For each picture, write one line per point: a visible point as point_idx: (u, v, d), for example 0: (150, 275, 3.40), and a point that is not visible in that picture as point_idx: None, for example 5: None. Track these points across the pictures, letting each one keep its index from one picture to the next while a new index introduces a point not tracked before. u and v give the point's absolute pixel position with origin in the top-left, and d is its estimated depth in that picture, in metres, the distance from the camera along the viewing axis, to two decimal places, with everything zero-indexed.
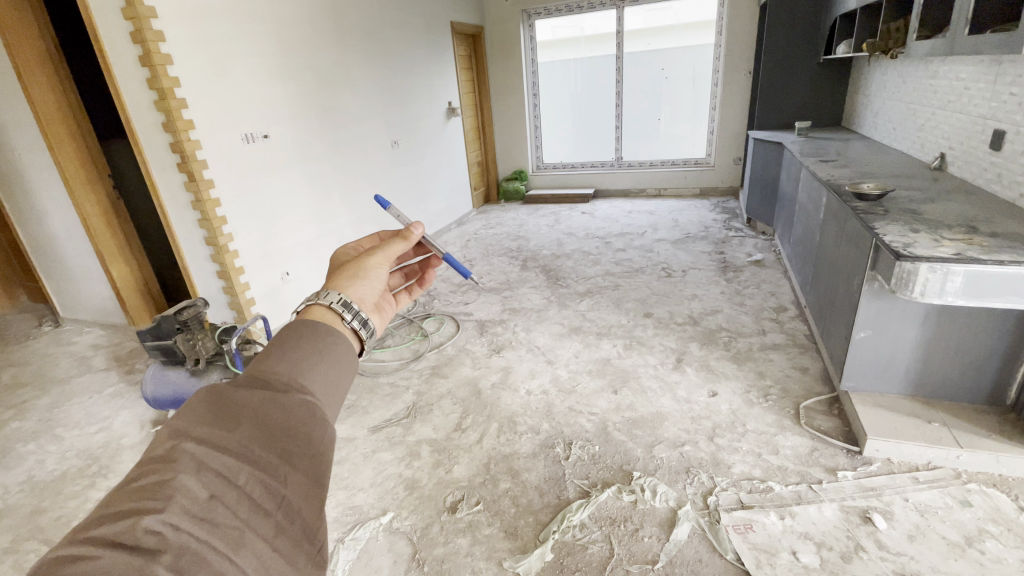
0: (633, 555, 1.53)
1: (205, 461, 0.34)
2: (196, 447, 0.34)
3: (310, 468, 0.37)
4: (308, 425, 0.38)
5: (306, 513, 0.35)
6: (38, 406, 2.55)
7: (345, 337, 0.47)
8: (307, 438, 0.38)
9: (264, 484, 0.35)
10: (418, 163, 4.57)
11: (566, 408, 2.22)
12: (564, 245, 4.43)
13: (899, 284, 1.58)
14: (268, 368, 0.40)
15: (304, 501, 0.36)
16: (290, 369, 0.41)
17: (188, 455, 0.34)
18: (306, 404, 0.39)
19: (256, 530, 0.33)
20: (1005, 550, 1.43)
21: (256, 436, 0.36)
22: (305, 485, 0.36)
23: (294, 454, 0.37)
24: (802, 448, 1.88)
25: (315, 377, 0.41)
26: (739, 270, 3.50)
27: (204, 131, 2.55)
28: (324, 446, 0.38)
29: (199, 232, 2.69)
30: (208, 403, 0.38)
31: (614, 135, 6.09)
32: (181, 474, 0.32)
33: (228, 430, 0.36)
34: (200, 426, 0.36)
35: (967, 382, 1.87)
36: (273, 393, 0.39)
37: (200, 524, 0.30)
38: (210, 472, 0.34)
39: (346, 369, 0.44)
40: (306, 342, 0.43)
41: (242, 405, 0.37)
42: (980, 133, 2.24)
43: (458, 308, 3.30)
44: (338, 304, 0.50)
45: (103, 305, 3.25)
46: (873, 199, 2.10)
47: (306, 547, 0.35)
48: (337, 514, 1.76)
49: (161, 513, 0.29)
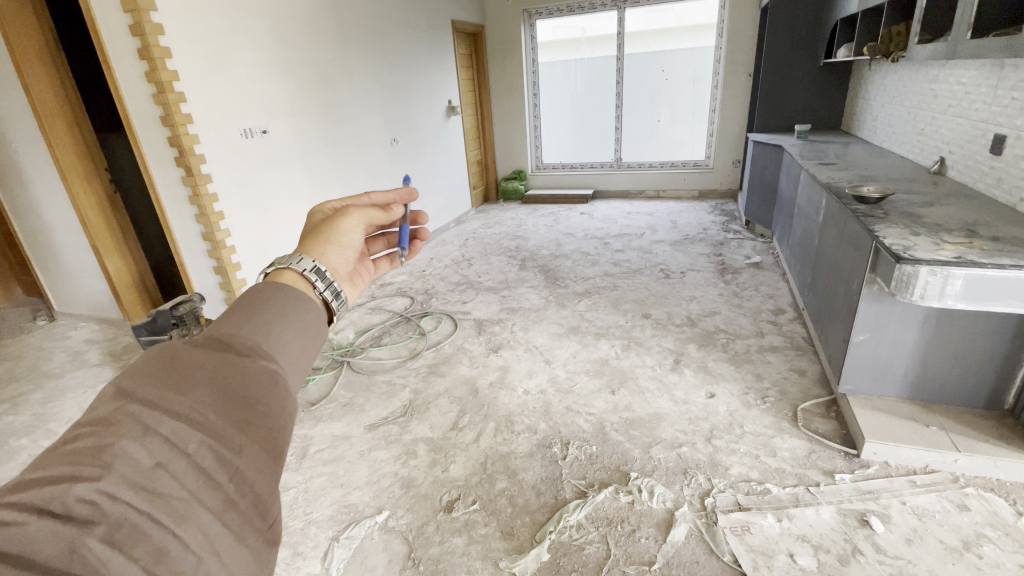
0: (630, 555, 1.53)
1: (152, 426, 0.33)
2: (143, 411, 0.33)
3: (266, 440, 0.37)
4: (269, 394, 0.38)
5: (259, 486, 0.35)
6: (31, 401, 2.52)
7: (315, 306, 0.48)
8: (266, 409, 0.37)
9: (216, 452, 0.34)
10: (417, 161, 4.55)
11: (564, 408, 2.21)
12: (562, 245, 4.41)
13: (900, 286, 1.57)
14: (229, 332, 0.41)
15: (258, 474, 0.35)
16: (254, 336, 0.41)
17: (132, 419, 0.33)
18: (269, 372, 0.39)
19: (203, 502, 0.31)
20: (1003, 555, 1.43)
21: (211, 403, 0.36)
22: (260, 457, 0.36)
23: (250, 424, 0.36)
24: (800, 450, 1.88)
25: (278, 344, 0.42)
26: (738, 272, 3.50)
27: (203, 125, 2.54)
28: (282, 417, 0.38)
29: (195, 227, 2.67)
30: (159, 364, 0.37)
31: (613, 136, 6.08)
32: (124, 440, 0.31)
33: (181, 394, 0.35)
34: (150, 388, 0.35)
35: (965, 385, 1.87)
36: (235, 357, 0.39)
37: (141, 493, 0.29)
38: (156, 438, 0.32)
39: (309, 340, 0.45)
40: (272, 307, 0.44)
41: (199, 368, 0.37)
42: (980, 137, 2.25)
43: (457, 307, 3.29)
44: (311, 272, 0.51)
45: (97, 300, 3.23)
46: (873, 202, 2.10)
47: (257, 523, 0.34)
48: (332, 513, 1.75)
49: (96, 481, 0.28)
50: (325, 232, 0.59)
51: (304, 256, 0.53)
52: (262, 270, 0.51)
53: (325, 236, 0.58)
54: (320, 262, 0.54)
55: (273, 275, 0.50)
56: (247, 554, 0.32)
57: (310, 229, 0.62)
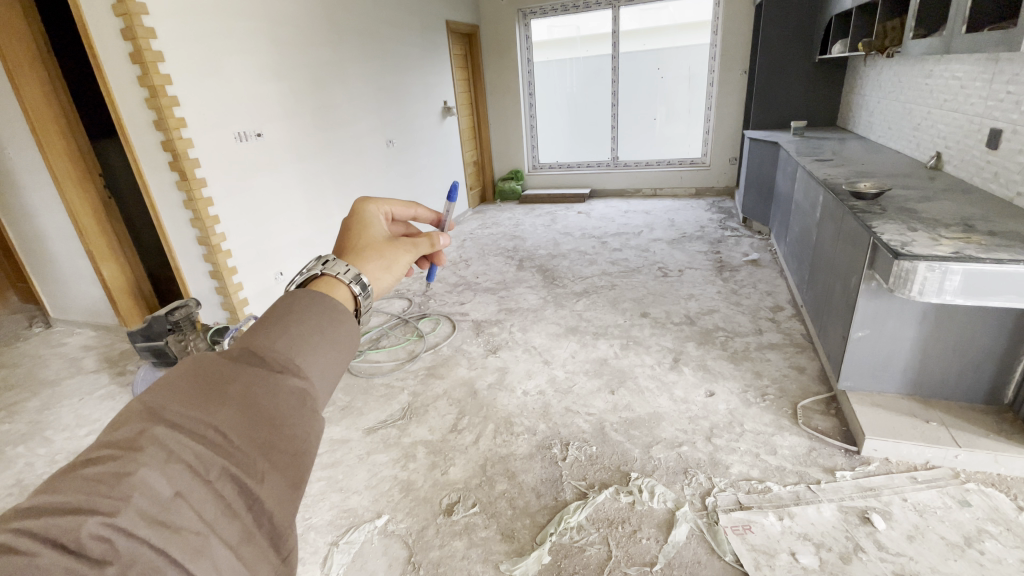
0: (631, 556, 1.52)
1: (174, 452, 0.33)
2: (166, 434, 0.34)
3: (287, 468, 0.37)
4: (294, 415, 0.38)
5: (276, 516, 0.35)
6: (27, 408, 2.50)
7: (350, 317, 0.47)
8: (290, 432, 0.37)
9: (236, 481, 0.34)
10: (413, 163, 4.54)
11: (563, 408, 2.20)
12: (560, 244, 4.40)
13: (897, 282, 1.57)
14: (264, 343, 0.40)
15: (276, 504, 0.35)
16: (288, 350, 0.41)
17: (157, 443, 0.33)
18: (297, 391, 0.39)
19: (219, 535, 0.32)
20: (1005, 550, 1.43)
21: (236, 425, 0.36)
22: (280, 485, 0.36)
23: (272, 450, 0.36)
24: (800, 448, 1.87)
25: (310, 359, 0.41)
26: (736, 269, 3.49)
27: (197, 129, 2.52)
28: (305, 443, 0.38)
29: (190, 232, 2.65)
30: (191, 381, 0.38)
31: (610, 134, 6.08)
32: (146, 467, 0.31)
33: (208, 413, 0.36)
34: (178, 408, 0.36)
35: (965, 380, 1.86)
36: (267, 372, 0.39)
37: (158, 527, 0.29)
38: (177, 465, 0.33)
39: (343, 354, 0.44)
40: (308, 318, 0.44)
41: (231, 384, 0.38)
42: (977, 131, 2.24)
43: (454, 309, 3.27)
44: (361, 293, 0.51)
45: (93, 306, 3.21)
46: (870, 198, 2.09)
47: (271, 554, 0.34)
48: (330, 518, 1.74)
49: (111, 515, 0.28)
50: (380, 255, 0.59)
51: (359, 276, 0.53)
52: (316, 268, 0.51)
53: (380, 261, 0.58)
54: (369, 280, 0.54)
55: (327, 284, 0.50)
56: None
57: (363, 243, 0.61)
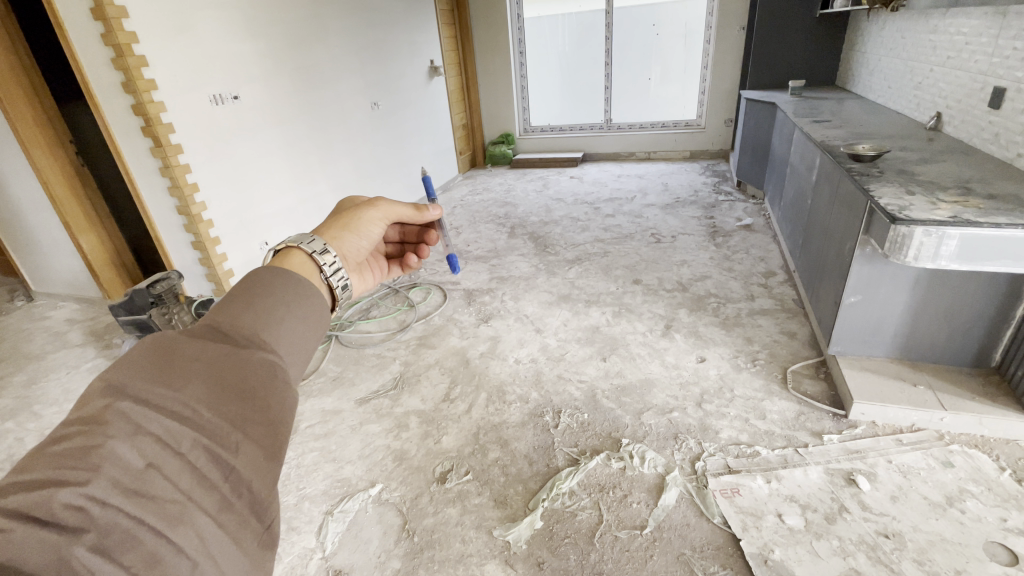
0: (622, 520, 1.55)
1: (143, 423, 0.30)
2: (132, 407, 0.31)
3: (264, 438, 0.34)
4: (269, 384, 0.36)
5: (256, 485, 0.33)
6: (14, 383, 2.47)
7: (317, 289, 0.45)
8: (266, 400, 0.35)
9: (211, 453, 0.32)
10: (399, 126, 4.39)
11: (555, 376, 2.20)
12: (552, 210, 4.33)
13: (893, 248, 1.56)
14: (228, 316, 0.38)
15: (255, 474, 0.33)
16: (253, 323, 0.38)
17: (121, 414, 0.30)
18: (268, 362, 0.37)
19: (199, 504, 0.29)
20: (985, 509, 1.46)
21: (208, 395, 0.33)
22: (259, 456, 0.33)
23: (247, 421, 0.34)
24: (789, 412, 1.89)
25: (279, 331, 0.39)
26: (729, 234, 3.46)
27: (168, 92, 2.40)
28: (283, 412, 0.36)
29: (169, 201, 2.57)
30: (152, 353, 0.34)
31: (603, 96, 5.91)
32: (113, 439, 0.28)
33: (174, 386, 0.33)
34: (140, 382, 0.32)
35: (953, 344, 1.87)
36: (233, 347, 0.37)
37: (132, 498, 0.27)
38: (147, 436, 0.30)
39: (314, 328, 0.42)
40: (273, 290, 0.41)
41: (197, 356, 0.35)
42: (979, 90, 2.18)
43: (445, 277, 3.23)
44: (321, 255, 0.51)
45: (75, 278, 3.14)
46: (868, 160, 2.04)
47: (253, 524, 0.32)
48: (325, 487, 1.76)
49: (82, 486, 0.25)
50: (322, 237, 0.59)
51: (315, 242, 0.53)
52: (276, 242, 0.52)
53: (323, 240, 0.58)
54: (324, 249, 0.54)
55: (285, 253, 0.50)
56: (243, 558, 0.30)
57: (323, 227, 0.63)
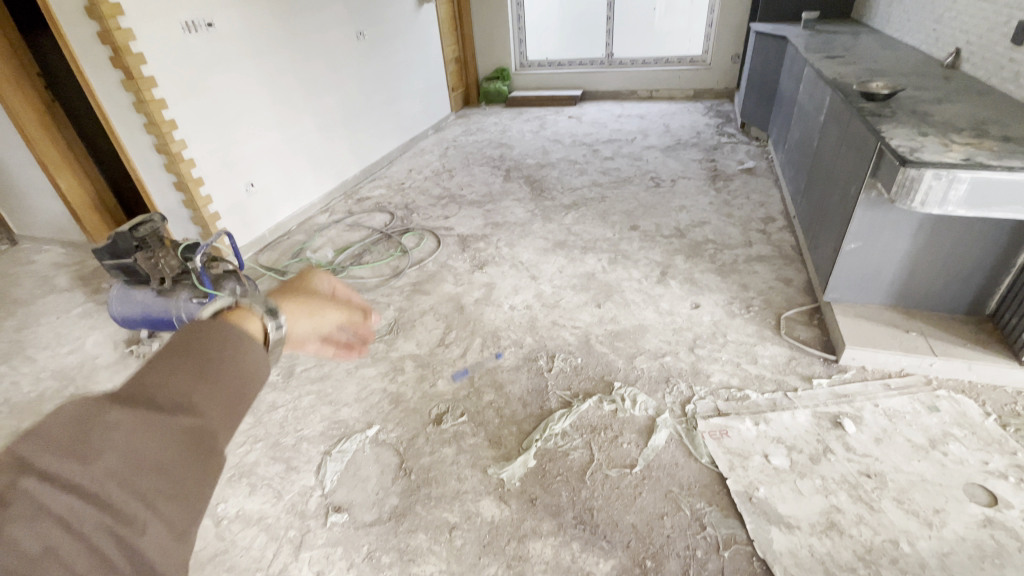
0: (612, 459, 1.60)
1: (47, 505, 0.34)
2: (40, 484, 0.35)
3: (170, 515, 0.39)
4: (174, 466, 0.40)
5: (159, 564, 0.37)
6: (5, 328, 2.45)
7: (253, 352, 0.49)
8: (173, 480, 0.40)
9: (115, 533, 0.36)
10: (388, 60, 4.14)
11: (550, 323, 2.20)
12: (549, 152, 4.18)
13: (900, 192, 1.51)
14: (153, 390, 0.43)
15: (155, 550, 0.37)
16: (174, 400, 0.43)
17: (28, 494, 0.34)
18: (181, 439, 0.41)
19: None
20: (967, 452, 1.51)
21: (115, 476, 0.38)
22: (162, 533, 0.38)
23: (153, 502, 0.39)
24: (780, 357, 1.91)
25: (204, 406, 0.44)
26: (730, 178, 3.37)
27: (136, 18, 2.22)
28: (189, 488, 0.41)
29: (147, 139, 2.45)
30: (71, 428, 0.38)
31: (605, 28, 5.56)
32: (14, 524, 0.33)
33: (85, 465, 0.37)
34: (53, 459, 0.36)
35: (950, 292, 1.87)
36: (150, 423, 0.41)
37: None
38: (49, 518, 0.34)
39: (238, 400, 0.46)
40: (199, 360, 0.46)
41: (109, 437, 0.39)
42: (1003, 24, 2.05)
43: (439, 222, 3.16)
44: (270, 320, 0.54)
45: (57, 220, 3.05)
46: (881, 99, 1.96)
47: None
48: (323, 428, 1.79)
49: None
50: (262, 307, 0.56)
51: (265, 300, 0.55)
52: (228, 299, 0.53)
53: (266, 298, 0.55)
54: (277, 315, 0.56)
55: (238, 314, 0.52)
56: None
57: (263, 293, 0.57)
